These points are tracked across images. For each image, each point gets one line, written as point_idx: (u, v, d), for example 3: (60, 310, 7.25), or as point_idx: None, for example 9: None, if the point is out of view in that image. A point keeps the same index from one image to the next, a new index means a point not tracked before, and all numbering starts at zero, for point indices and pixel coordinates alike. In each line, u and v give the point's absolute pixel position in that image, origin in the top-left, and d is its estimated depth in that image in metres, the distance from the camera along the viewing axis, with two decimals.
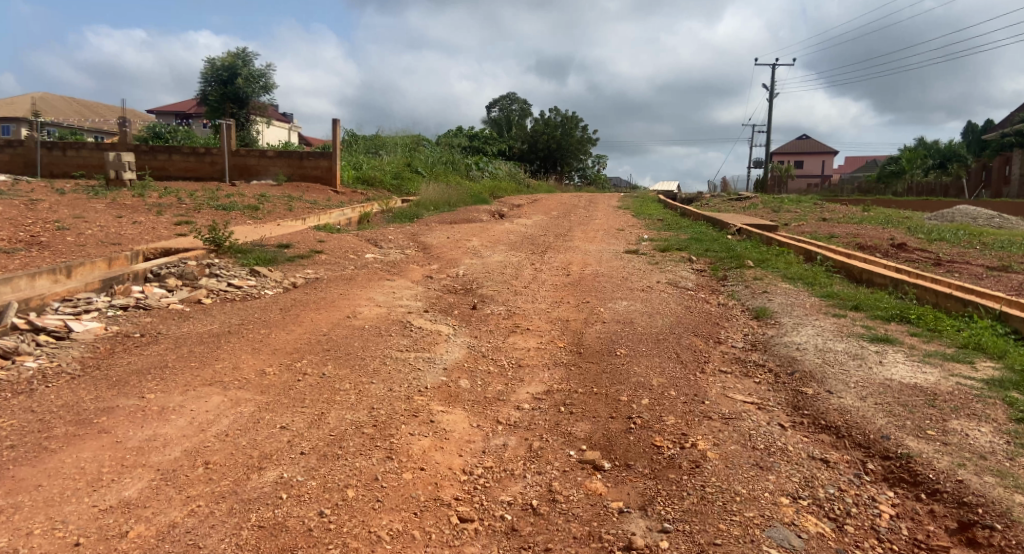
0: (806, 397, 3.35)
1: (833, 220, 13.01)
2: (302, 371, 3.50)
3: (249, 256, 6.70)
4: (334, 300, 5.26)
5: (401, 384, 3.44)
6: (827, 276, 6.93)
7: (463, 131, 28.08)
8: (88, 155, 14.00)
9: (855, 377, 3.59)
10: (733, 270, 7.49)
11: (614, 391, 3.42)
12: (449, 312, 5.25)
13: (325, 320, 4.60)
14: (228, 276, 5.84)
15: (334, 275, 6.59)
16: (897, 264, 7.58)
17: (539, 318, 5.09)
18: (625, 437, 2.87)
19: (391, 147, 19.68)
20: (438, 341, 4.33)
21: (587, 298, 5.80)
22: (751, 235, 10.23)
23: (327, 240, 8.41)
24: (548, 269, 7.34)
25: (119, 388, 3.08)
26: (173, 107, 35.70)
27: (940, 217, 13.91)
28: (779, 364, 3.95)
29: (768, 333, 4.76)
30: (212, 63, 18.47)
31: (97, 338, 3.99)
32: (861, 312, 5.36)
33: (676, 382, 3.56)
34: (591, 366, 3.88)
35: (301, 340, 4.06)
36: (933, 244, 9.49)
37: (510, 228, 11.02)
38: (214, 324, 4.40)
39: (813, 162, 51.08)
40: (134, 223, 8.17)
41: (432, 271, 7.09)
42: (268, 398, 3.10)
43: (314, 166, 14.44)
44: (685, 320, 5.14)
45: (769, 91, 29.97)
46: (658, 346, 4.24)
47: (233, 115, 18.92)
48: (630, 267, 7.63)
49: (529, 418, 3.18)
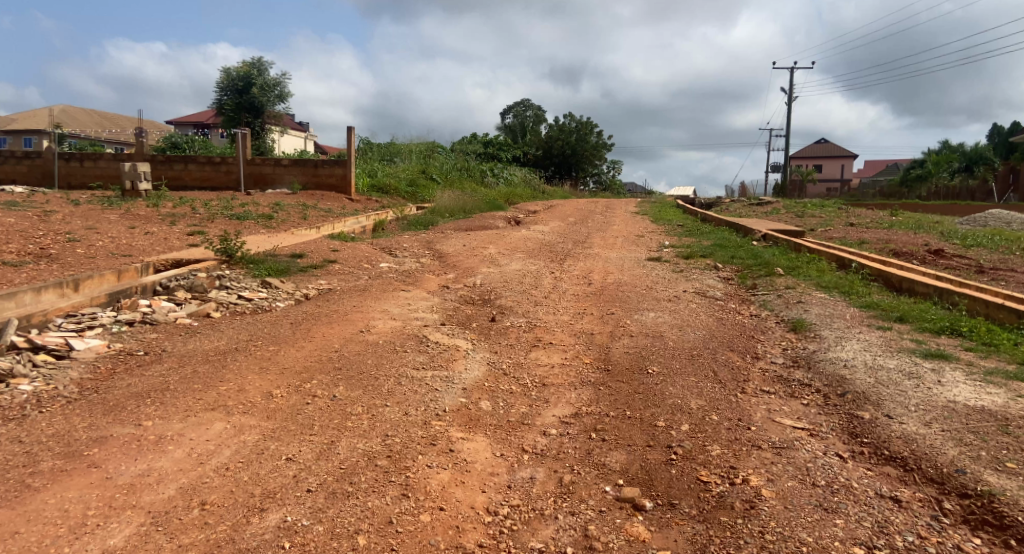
0: (863, 423, 3.04)
1: (860, 225, 12.57)
2: (311, 393, 3.25)
3: (261, 266, 6.51)
4: (347, 313, 5.03)
5: (417, 407, 3.17)
6: (864, 285, 6.58)
7: (478, 138, 27.89)
8: (105, 166, 13.99)
9: (915, 400, 3.27)
10: (763, 278, 7.15)
11: (649, 416, 3.13)
12: (466, 324, 4.99)
13: (337, 335, 4.35)
14: (239, 288, 5.65)
15: (348, 285, 6.36)
16: (937, 271, 7.20)
17: (562, 332, 4.81)
18: (666, 470, 2.59)
19: (405, 154, 19.53)
20: (456, 357, 4.07)
21: (611, 309, 5.50)
22: (777, 241, 9.87)
23: (341, 249, 8.20)
24: (568, 278, 7.05)
25: (116, 414, 2.85)
26: (191, 117, 35.98)
27: (972, 221, 13.41)
28: (826, 384, 3.64)
29: (809, 348, 4.43)
30: (227, 73, 18.46)
31: (98, 357, 3.78)
32: (906, 325, 5.01)
33: (717, 404, 3.26)
34: (622, 386, 3.60)
35: (311, 358, 3.81)
36: (971, 250, 9.08)
37: (527, 236, 10.76)
38: (222, 341, 4.18)
39: (832, 166, 50.30)
40: (146, 234, 8.02)
41: (448, 281, 6.85)
42: (274, 424, 2.86)
43: (329, 174, 14.30)
44: (718, 333, 4.83)
45: (788, 95, 29.44)
46: (692, 363, 3.95)
47: (248, 124, 18.90)
48: (653, 276, 7.32)
49: (558, 446, 2.90)
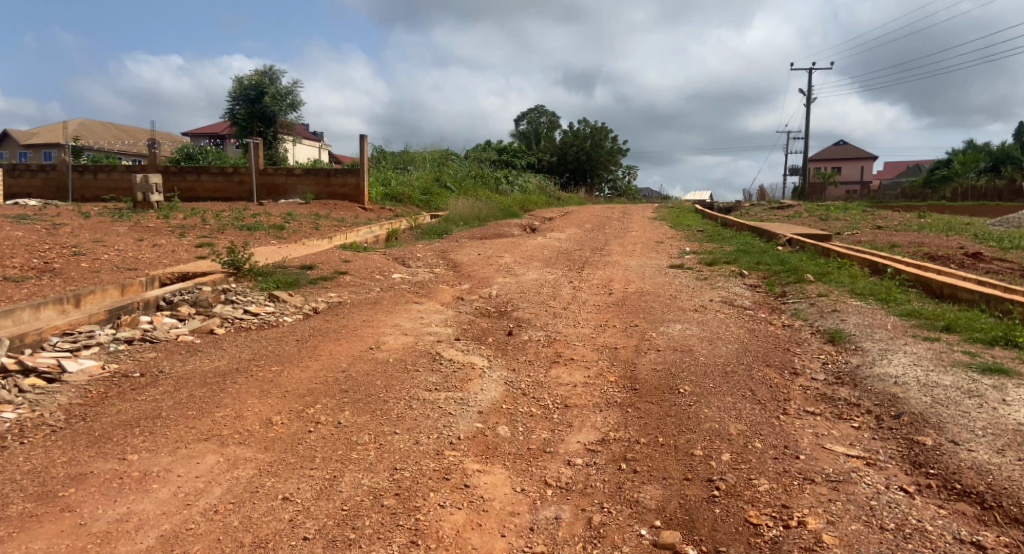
0: (926, 450, 2.70)
1: (888, 228, 12.14)
2: (314, 420, 2.99)
3: (270, 279, 6.30)
4: (356, 328, 4.79)
5: (429, 435, 2.90)
6: (902, 292, 6.21)
7: (492, 145, 27.69)
8: (119, 178, 13.97)
9: (981, 422, 2.92)
10: (792, 286, 6.80)
11: (684, 443, 2.84)
12: (482, 339, 4.72)
13: (344, 353, 4.11)
14: (245, 302, 5.43)
15: (359, 298, 6.13)
16: (978, 276, 6.82)
17: (583, 346, 4.51)
18: (708, 510, 2.30)
19: (419, 162, 19.36)
20: (472, 376, 3.79)
21: (635, 321, 5.20)
22: (804, 246, 9.50)
23: (353, 259, 7.98)
24: (588, 288, 6.76)
25: (100, 446, 2.62)
26: (207, 129, 36.19)
27: (1005, 222, 12.92)
28: (878, 404, 3.31)
29: (853, 363, 4.09)
30: (240, 82, 18.41)
31: (91, 380, 3.56)
32: (955, 335, 4.65)
33: (759, 429, 2.96)
34: (651, 408, 3.30)
35: (315, 380, 3.56)
36: (1010, 253, 8.66)
37: (544, 243, 10.47)
38: (223, 361, 3.94)
39: (851, 168, 49.48)
40: (154, 246, 7.87)
41: (463, 292, 6.60)
42: (272, 457, 2.60)
43: (342, 183, 14.15)
44: (752, 346, 4.50)
45: (806, 98, 28.91)
46: (727, 381, 3.63)
47: (261, 134, 18.84)
48: (677, 284, 7.00)
49: (585, 478, 2.62)
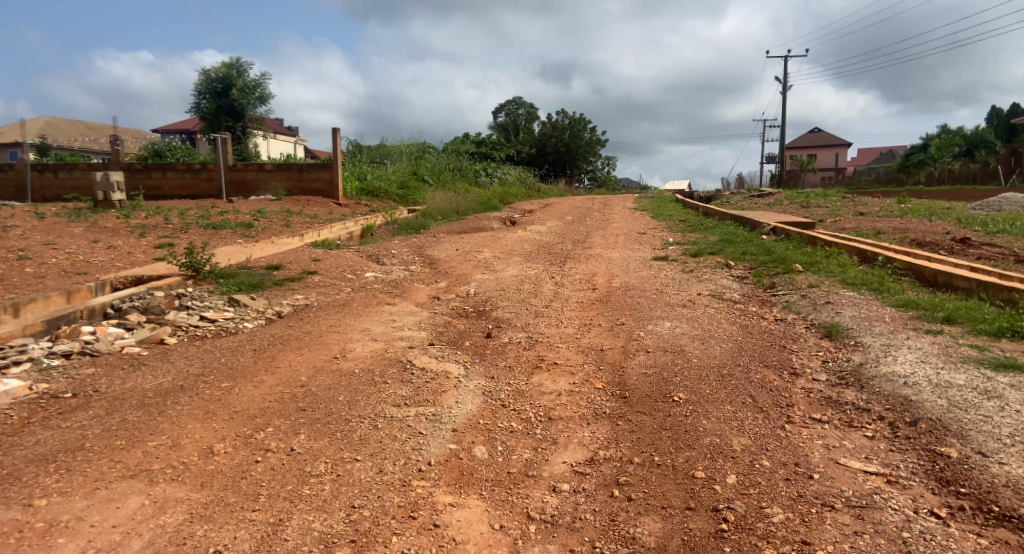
0: (953, 464, 2.41)
1: (870, 215, 11.99)
2: (263, 447, 2.63)
3: (232, 281, 5.90)
4: (320, 334, 4.40)
5: (396, 462, 2.55)
6: (895, 281, 5.98)
7: (470, 137, 27.19)
8: (79, 177, 13.34)
9: (1008, 428, 2.62)
10: (781, 276, 6.56)
11: (684, 463, 2.52)
12: (458, 343, 4.36)
13: (305, 364, 3.73)
14: (201, 308, 5.02)
15: (327, 300, 5.75)
16: (969, 262, 6.62)
17: (567, 348, 4.18)
18: (716, 549, 2.02)
19: (396, 156, 18.86)
20: (446, 387, 3.44)
21: (620, 319, 4.88)
22: (789, 234, 9.28)
23: (323, 257, 7.57)
24: (570, 284, 6.44)
25: (3, 490, 2.29)
26: (176, 124, 35.14)
27: (986, 206, 12.86)
28: (889, 409, 3.02)
29: (855, 360, 3.81)
30: (206, 75, 17.70)
31: (13, 404, 3.16)
32: (958, 327, 4.40)
33: (765, 443, 2.65)
34: (644, 420, 2.97)
35: (269, 398, 3.17)
36: (997, 238, 8.50)
37: (524, 237, 10.13)
38: (168, 377, 3.55)
39: (826, 155, 49.86)
40: (109, 248, 7.39)
41: (439, 290, 6.25)
42: (208, 497, 2.26)
43: (315, 178, 13.63)
44: (747, 345, 4.20)
45: (783, 86, 28.74)
46: (725, 386, 3.33)
47: (229, 128, 18.19)
48: (662, 277, 6.70)
49: (573, 509, 2.31)
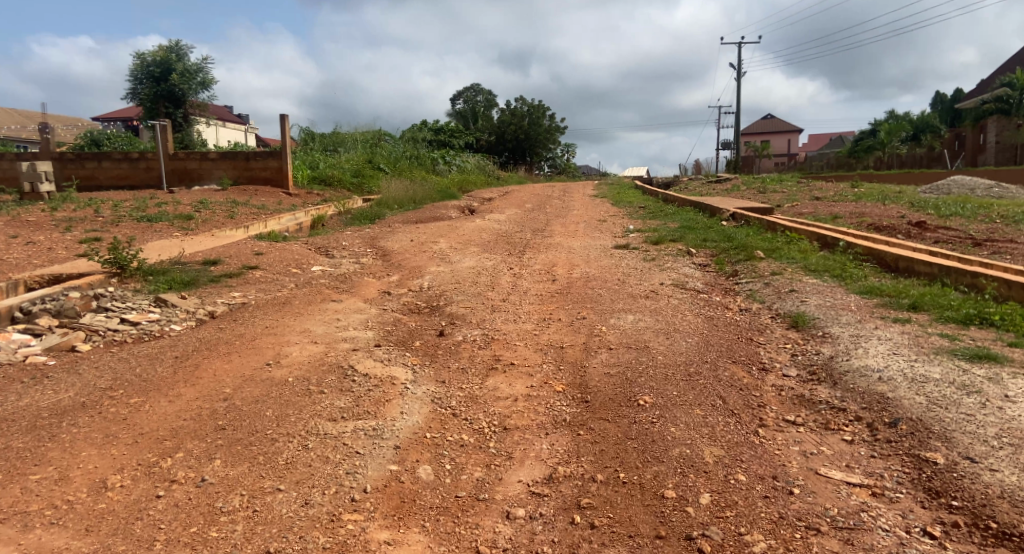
0: (941, 472, 2.21)
1: (825, 199, 12.02)
2: (169, 478, 2.28)
3: (161, 279, 5.42)
4: (254, 338, 4.00)
5: (325, 491, 2.24)
6: (857, 266, 5.87)
7: (427, 124, 26.59)
8: (4, 167, 12.41)
9: (993, 428, 2.44)
10: (743, 263, 6.40)
11: (651, 480, 2.27)
12: (408, 344, 4.03)
13: (233, 373, 3.35)
14: (123, 309, 4.56)
15: (267, 297, 5.33)
16: (929, 246, 6.57)
17: (525, 347, 3.88)
18: None
19: (349, 144, 18.21)
20: (390, 396, 3.10)
21: (581, 313, 4.61)
22: (748, 219, 9.18)
23: (267, 251, 7.10)
24: (529, 275, 6.15)
25: None
26: (116, 112, 33.40)
27: (937, 189, 13.07)
28: (866, 408, 2.81)
29: (825, 353, 3.62)
30: (142, 58, 16.71)
31: None
32: (925, 315, 4.27)
33: (739, 453, 2.42)
34: (607, 428, 2.70)
35: (184, 415, 2.79)
36: (951, 220, 8.56)
37: (482, 226, 9.81)
38: (71, 392, 3.13)
39: (780, 141, 50.76)
40: (28, 244, 6.78)
41: (391, 285, 5.88)
42: (93, 546, 1.94)
43: (263, 167, 12.96)
44: (713, 339, 3.97)
45: (737, 71, 28.91)
46: (693, 387, 3.08)
47: (169, 115, 17.24)
48: (624, 266, 6.47)
49: (528, 541, 2.04)
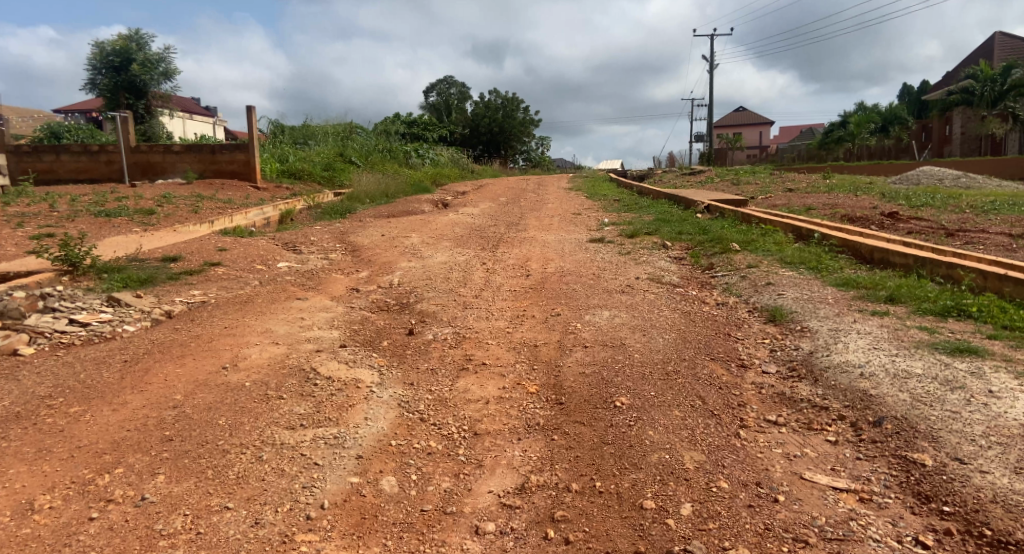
0: (930, 475, 2.11)
1: (798, 191, 12.06)
2: (105, 497, 2.08)
3: (115, 277, 5.15)
4: (212, 339, 3.78)
5: (279, 509, 2.06)
6: (832, 258, 5.82)
7: (399, 117, 26.20)
8: None
9: (980, 426, 2.35)
10: (719, 256, 6.32)
11: (630, 489, 2.14)
12: (375, 343, 3.84)
13: (185, 378, 3.13)
14: (72, 309, 4.30)
15: (228, 295, 5.09)
16: (902, 237, 6.56)
17: (497, 346, 3.73)
18: None
19: (320, 137, 17.81)
20: (354, 401, 2.92)
21: (556, 309, 4.47)
22: (722, 212, 9.13)
23: (231, 247, 6.82)
24: (503, 270, 5.98)
25: None
26: (77, 104, 32.33)
27: (906, 180, 13.21)
28: (849, 406, 2.72)
29: (804, 348, 3.53)
30: (101, 48, 16.10)
31: None
32: (903, 307, 4.21)
33: (721, 458, 2.30)
34: (582, 433, 2.56)
35: (127, 425, 2.58)
36: (922, 211, 8.62)
37: (455, 219, 9.61)
38: (7, 401, 2.89)
39: (752, 134, 51.28)
40: None
41: (359, 281, 5.67)
42: None
43: (229, 160, 12.57)
44: (690, 335, 3.86)
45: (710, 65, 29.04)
46: (671, 387, 2.96)
47: (130, 107, 16.65)
48: (599, 260, 6.34)
49: None
